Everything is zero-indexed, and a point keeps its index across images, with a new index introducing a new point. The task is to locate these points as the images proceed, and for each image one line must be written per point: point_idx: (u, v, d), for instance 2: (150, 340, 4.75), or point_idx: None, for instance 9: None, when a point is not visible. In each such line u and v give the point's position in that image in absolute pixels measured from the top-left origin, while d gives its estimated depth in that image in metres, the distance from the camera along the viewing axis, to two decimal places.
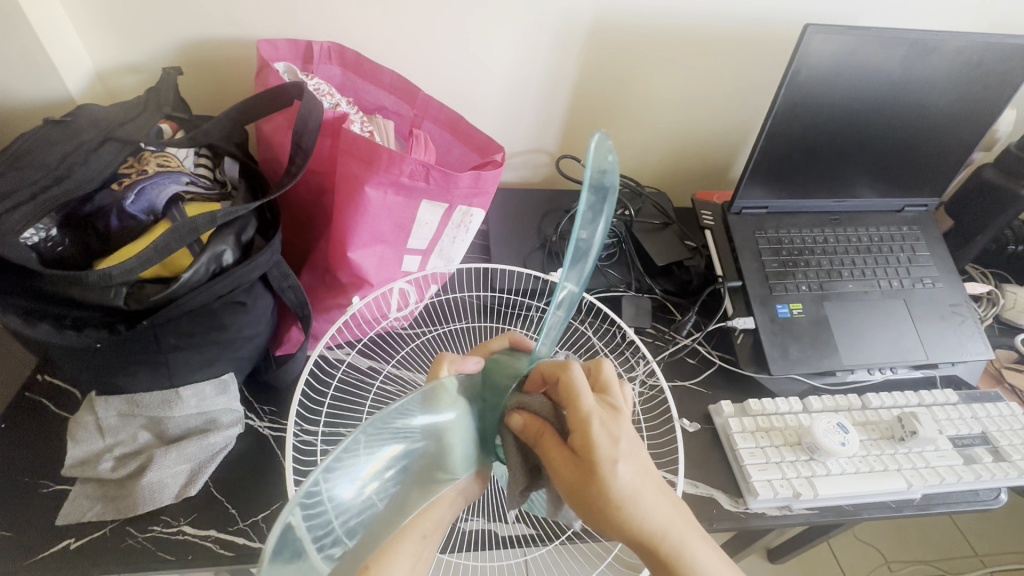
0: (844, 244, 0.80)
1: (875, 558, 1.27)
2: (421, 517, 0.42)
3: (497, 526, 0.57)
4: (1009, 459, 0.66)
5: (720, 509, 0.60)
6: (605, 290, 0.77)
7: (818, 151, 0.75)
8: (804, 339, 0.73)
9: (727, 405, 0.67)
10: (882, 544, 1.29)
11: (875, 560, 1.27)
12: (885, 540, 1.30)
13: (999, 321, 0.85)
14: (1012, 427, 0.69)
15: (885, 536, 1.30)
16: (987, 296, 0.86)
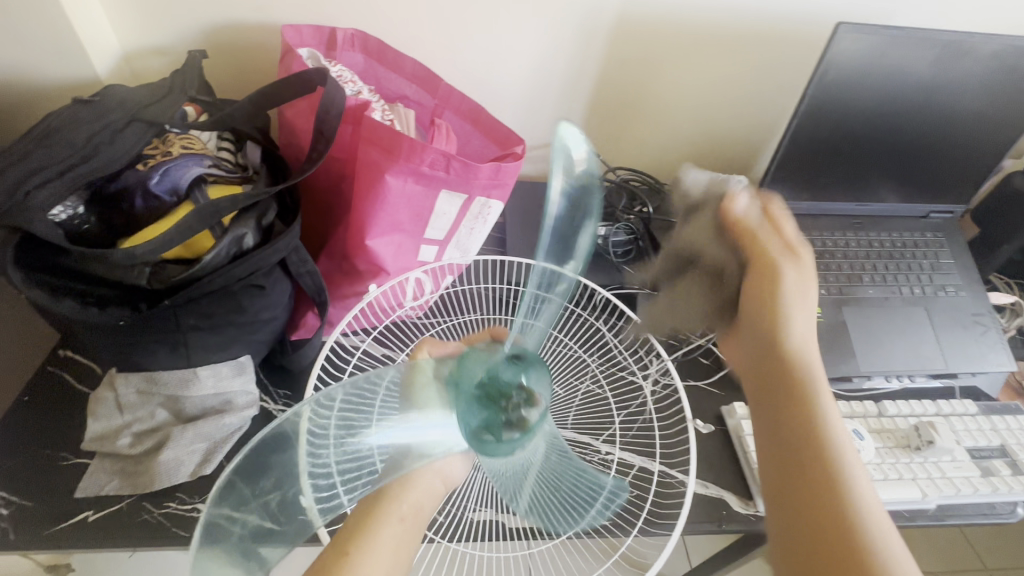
0: (865, 248, 0.79)
1: None
2: (401, 501, 0.43)
3: (507, 517, 0.57)
4: None
5: (730, 511, 0.60)
6: (620, 287, 0.78)
7: (843, 153, 0.74)
8: (821, 343, 0.72)
9: (739, 407, 0.66)
10: None
11: None
12: None
13: None
14: None
15: None
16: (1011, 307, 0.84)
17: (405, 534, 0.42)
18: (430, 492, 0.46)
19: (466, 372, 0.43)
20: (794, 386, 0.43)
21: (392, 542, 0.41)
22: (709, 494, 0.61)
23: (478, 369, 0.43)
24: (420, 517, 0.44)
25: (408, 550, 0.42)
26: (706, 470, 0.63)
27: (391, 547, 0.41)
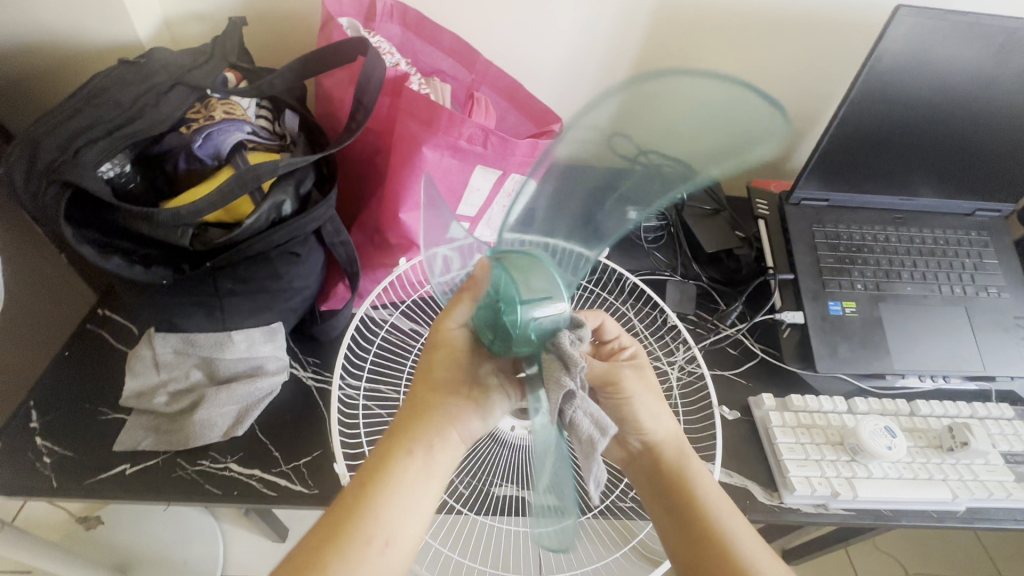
0: (906, 245, 0.77)
1: (896, 569, 1.24)
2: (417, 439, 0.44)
3: (529, 494, 0.58)
4: None
5: (754, 501, 0.60)
6: (650, 272, 0.77)
7: (891, 144, 0.71)
8: (855, 339, 0.70)
9: (768, 398, 0.66)
10: (904, 556, 1.26)
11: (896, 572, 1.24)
12: (907, 553, 1.27)
13: None
14: None
15: (908, 549, 1.27)
16: None
17: (423, 473, 0.43)
18: (447, 438, 0.47)
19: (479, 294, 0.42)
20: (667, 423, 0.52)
21: (410, 486, 0.43)
22: (733, 483, 0.61)
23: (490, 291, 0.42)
24: (438, 458, 0.45)
25: (424, 487, 0.43)
26: (731, 460, 0.62)
27: (408, 484, 0.42)
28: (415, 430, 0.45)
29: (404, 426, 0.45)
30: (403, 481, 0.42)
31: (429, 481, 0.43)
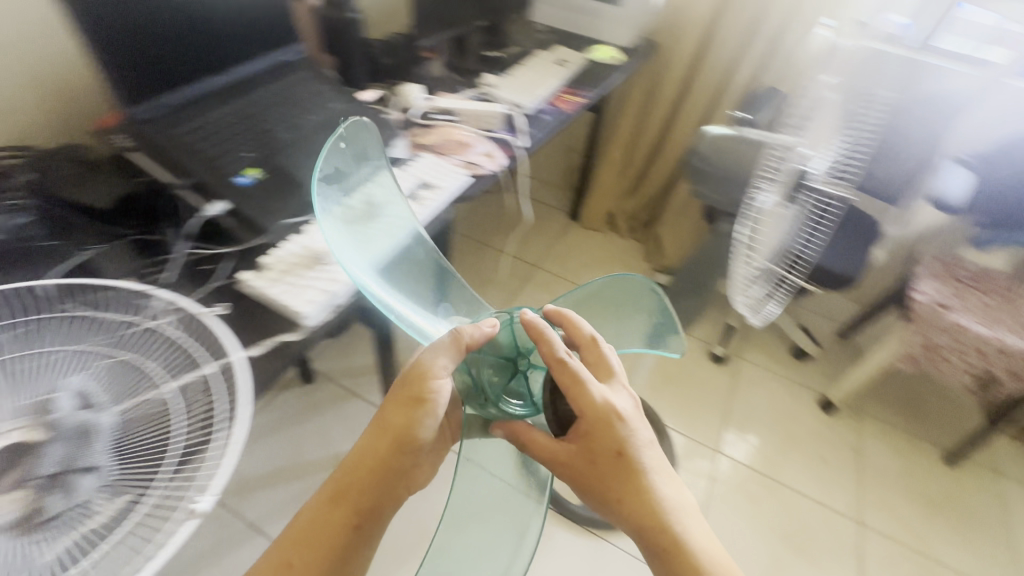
0: (254, 106, 0.94)
1: None
2: (366, 500, 0.58)
3: (88, 521, 0.45)
4: (437, 186, 0.97)
5: (289, 346, 0.69)
6: (66, 260, 0.71)
7: (158, 36, 0.81)
8: (269, 190, 0.83)
9: (243, 274, 0.73)
10: None
11: None
12: None
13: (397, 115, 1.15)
14: (430, 168, 1.00)
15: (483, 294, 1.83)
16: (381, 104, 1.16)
17: (357, 530, 0.57)
18: (397, 494, 0.60)
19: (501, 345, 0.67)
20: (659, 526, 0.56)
21: (339, 535, 0.56)
22: (263, 349, 0.69)
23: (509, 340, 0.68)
24: (372, 515, 0.58)
25: (353, 544, 0.57)
26: (255, 334, 0.70)
27: (341, 543, 0.56)
28: (360, 494, 0.58)
29: (354, 485, 0.58)
30: (333, 535, 0.56)
31: (358, 541, 0.57)
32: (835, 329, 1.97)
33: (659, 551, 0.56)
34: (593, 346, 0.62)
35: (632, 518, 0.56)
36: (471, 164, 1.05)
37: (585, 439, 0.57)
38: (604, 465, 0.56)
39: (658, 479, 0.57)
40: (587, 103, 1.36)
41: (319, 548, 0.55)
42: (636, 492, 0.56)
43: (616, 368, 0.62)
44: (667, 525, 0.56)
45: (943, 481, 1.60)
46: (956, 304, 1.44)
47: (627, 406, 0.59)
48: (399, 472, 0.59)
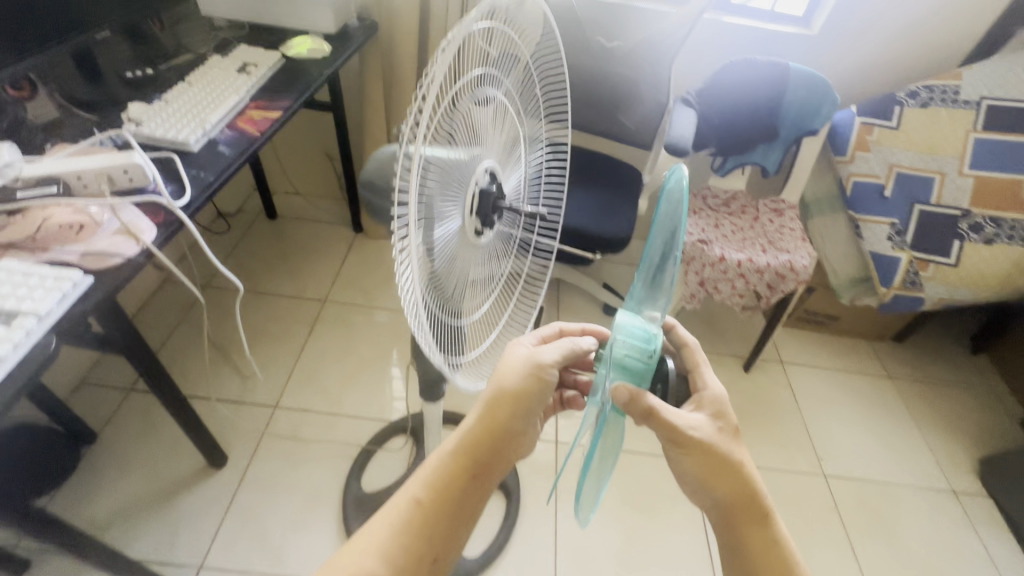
0: None
1: (276, 383, 1.53)
2: (478, 456, 0.64)
3: None
4: (21, 312, 0.64)
5: None
6: None
7: None
8: None
9: None
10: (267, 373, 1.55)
11: (276, 384, 1.53)
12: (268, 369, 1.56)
13: None
14: (9, 284, 0.67)
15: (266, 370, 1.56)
16: None
17: (473, 488, 0.64)
18: (506, 456, 0.65)
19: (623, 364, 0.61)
20: (747, 486, 0.69)
21: (458, 492, 0.63)
22: None
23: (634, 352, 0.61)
24: (485, 474, 0.64)
25: (469, 497, 0.64)
26: None
27: (456, 496, 0.63)
28: (473, 454, 0.64)
29: (470, 446, 0.64)
30: (451, 488, 0.63)
31: (472, 496, 0.64)
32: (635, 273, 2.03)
33: (743, 503, 0.69)
34: (688, 348, 0.80)
35: (722, 463, 0.69)
36: (96, 255, 0.74)
37: (706, 407, 0.73)
38: (719, 429, 0.72)
39: (743, 460, 0.69)
40: (282, 117, 1.09)
41: (435, 497, 0.63)
42: (730, 474, 0.68)
43: (701, 358, 0.79)
44: (754, 498, 0.69)
45: (745, 388, 1.76)
46: (714, 235, 1.52)
47: (702, 423, 0.70)
48: (506, 438, 0.65)
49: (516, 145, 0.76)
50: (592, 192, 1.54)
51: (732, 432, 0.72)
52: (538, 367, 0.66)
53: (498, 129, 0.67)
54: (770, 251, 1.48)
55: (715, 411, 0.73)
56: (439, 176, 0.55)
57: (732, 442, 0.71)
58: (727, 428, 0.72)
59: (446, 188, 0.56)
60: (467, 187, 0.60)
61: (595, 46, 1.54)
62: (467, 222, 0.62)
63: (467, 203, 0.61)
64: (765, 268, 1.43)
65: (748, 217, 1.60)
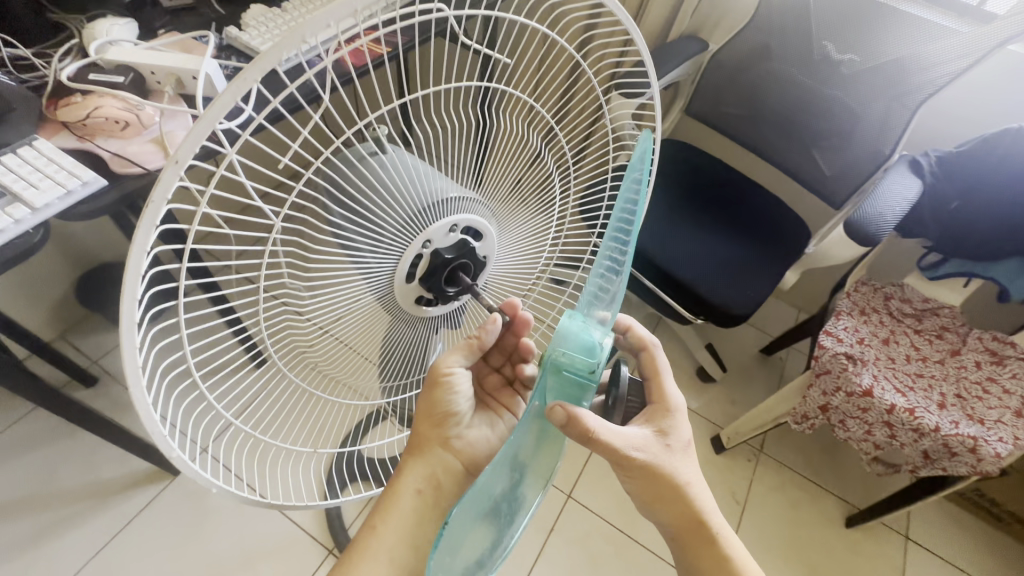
0: None
1: None
2: (411, 474, 0.53)
3: None
4: (24, 199, 0.65)
5: None
6: None
7: None
8: None
9: None
10: None
11: None
12: None
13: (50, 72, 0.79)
14: (34, 165, 0.68)
15: None
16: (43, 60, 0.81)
17: (429, 505, 0.53)
18: (448, 471, 0.54)
19: (566, 364, 0.43)
20: (690, 511, 0.52)
21: (410, 510, 0.53)
22: None
23: (576, 349, 0.43)
24: (439, 490, 0.54)
25: (428, 515, 0.53)
26: None
27: (408, 516, 0.52)
28: (409, 466, 0.54)
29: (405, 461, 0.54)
30: (394, 504, 0.52)
31: (429, 516, 0.53)
32: (758, 342, 1.61)
33: (691, 527, 0.53)
34: (650, 354, 0.58)
35: (664, 485, 0.51)
36: (123, 159, 0.72)
37: (646, 416, 0.55)
38: (667, 442, 0.53)
39: (693, 477, 0.52)
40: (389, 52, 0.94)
41: (390, 519, 0.52)
42: (675, 496, 0.52)
43: (662, 366, 0.57)
44: (704, 520, 0.53)
45: (838, 547, 1.31)
46: (874, 355, 1.09)
47: (647, 442, 0.51)
48: (443, 444, 0.55)
49: (542, 191, 0.57)
50: (728, 237, 1.18)
51: (673, 433, 0.53)
52: (447, 370, 0.54)
53: (490, 173, 0.50)
54: (950, 413, 1.02)
55: (661, 422, 0.54)
56: (357, 207, 0.40)
57: (673, 453, 0.52)
58: (667, 431, 0.53)
59: (372, 232, 0.42)
60: (409, 242, 0.44)
61: (816, 53, 1.12)
62: (397, 283, 0.47)
63: (404, 262, 0.45)
64: (928, 432, 0.99)
65: (941, 349, 1.12)
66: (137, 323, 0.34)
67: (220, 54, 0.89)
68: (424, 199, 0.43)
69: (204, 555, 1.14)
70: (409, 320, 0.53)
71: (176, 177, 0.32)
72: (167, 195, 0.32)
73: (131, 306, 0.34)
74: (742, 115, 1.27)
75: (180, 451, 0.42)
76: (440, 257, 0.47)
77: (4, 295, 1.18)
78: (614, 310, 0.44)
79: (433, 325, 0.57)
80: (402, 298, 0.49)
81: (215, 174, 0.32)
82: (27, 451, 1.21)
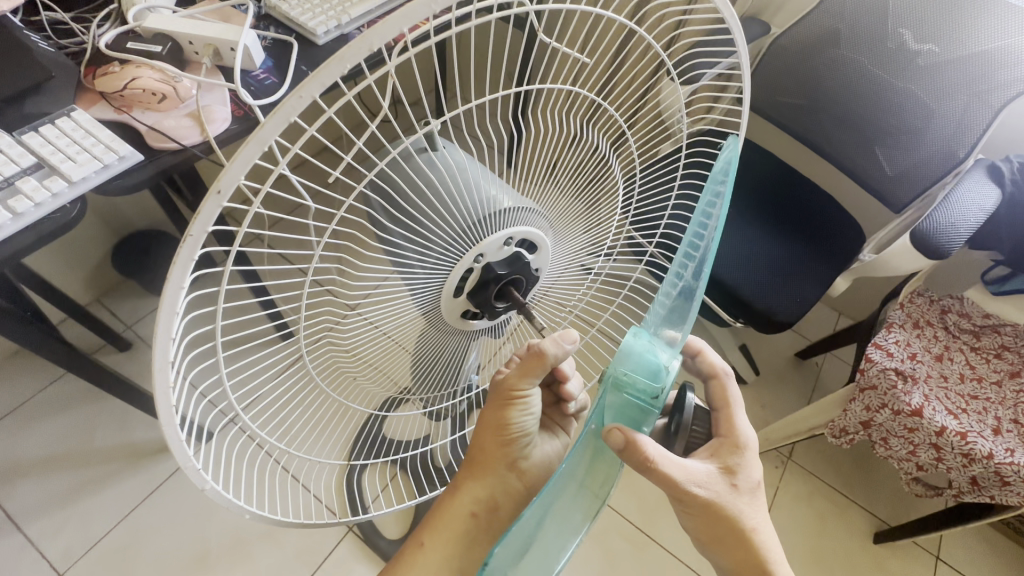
0: None
1: None
2: (468, 497, 0.50)
3: None
4: (60, 171, 0.64)
5: None
6: None
7: None
8: None
9: None
10: None
11: None
12: None
13: (88, 39, 0.77)
14: (69, 136, 0.66)
15: None
16: (81, 26, 0.79)
17: (483, 530, 0.50)
18: (506, 493, 0.50)
19: (627, 382, 0.42)
20: (750, 553, 0.49)
21: (461, 531, 0.50)
22: None
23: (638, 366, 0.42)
24: (495, 513, 0.50)
25: (480, 537, 0.51)
26: None
27: (462, 538, 0.50)
28: (467, 487, 0.50)
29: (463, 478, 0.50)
30: (445, 523, 0.50)
31: (480, 539, 0.51)
32: (795, 346, 1.54)
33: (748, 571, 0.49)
34: (722, 383, 0.56)
35: (724, 521, 0.49)
36: (159, 133, 0.70)
37: (714, 449, 0.51)
38: (733, 478, 0.49)
39: (759, 522, 0.50)
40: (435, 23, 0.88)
41: (440, 535, 0.50)
42: (735, 534, 0.49)
43: (733, 396, 0.55)
44: (767, 568, 0.49)
45: (863, 563, 1.27)
46: (926, 372, 1.02)
47: (714, 480, 0.48)
48: (506, 467, 0.50)
49: (603, 201, 0.53)
50: (778, 238, 1.11)
51: (743, 472, 0.50)
52: (519, 393, 0.49)
53: (548, 181, 0.47)
54: (1006, 440, 0.95)
55: (730, 458, 0.50)
56: (407, 218, 0.38)
57: (737, 494, 0.49)
58: (735, 470, 0.50)
59: (420, 246, 0.39)
60: (462, 254, 0.41)
61: (890, 42, 1.02)
62: (446, 297, 0.44)
63: (456, 275, 0.43)
64: (980, 459, 0.93)
65: (1000, 370, 1.04)
66: (171, 360, 0.32)
67: (259, 24, 0.86)
68: (478, 210, 0.40)
69: (231, 522, 1.17)
70: (451, 332, 0.51)
71: (220, 205, 0.28)
72: (209, 224, 0.28)
73: (166, 344, 0.31)
74: (801, 106, 1.18)
75: (212, 482, 0.41)
76: (492, 271, 0.45)
77: (44, 258, 1.20)
78: (684, 331, 0.39)
79: (475, 335, 0.55)
80: (450, 311, 0.47)
81: (265, 194, 0.29)
82: (64, 410, 1.25)
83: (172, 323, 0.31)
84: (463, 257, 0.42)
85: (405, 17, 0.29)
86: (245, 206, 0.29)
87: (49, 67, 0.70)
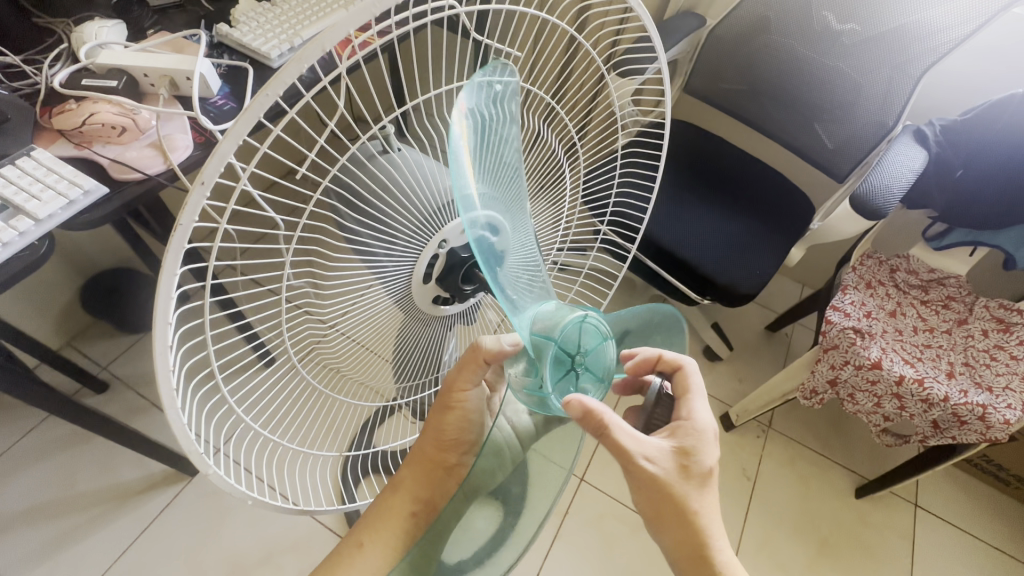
0: None
1: None
2: (410, 492, 0.56)
3: None
4: (26, 211, 0.64)
5: None
6: None
7: None
8: None
9: None
10: None
11: None
12: None
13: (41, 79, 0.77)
14: (31, 176, 0.67)
15: None
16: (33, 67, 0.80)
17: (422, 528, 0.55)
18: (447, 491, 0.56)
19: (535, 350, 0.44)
20: (697, 537, 0.51)
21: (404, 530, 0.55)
22: None
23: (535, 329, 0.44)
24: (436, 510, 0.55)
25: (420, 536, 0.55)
26: None
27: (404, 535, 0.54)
28: (411, 481, 0.56)
29: (407, 475, 0.56)
30: (385, 519, 0.55)
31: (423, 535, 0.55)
32: (763, 320, 1.61)
33: (690, 554, 0.51)
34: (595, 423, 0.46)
35: (657, 509, 0.51)
36: (122, 165, 0.71)
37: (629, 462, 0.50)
38: (655, 479, 0.50)
39: (704, 505, 0.51)
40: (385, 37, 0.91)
41: (379, 532, 0.54)
42: (682, 518, 0.51)
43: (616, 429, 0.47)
44: (705, 550, 0.51)
45: (846, 519, 1.33)
46: (881, 328, 1.09)
47: (665, 458, 0.50)
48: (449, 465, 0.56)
49: (552, 187, 0.57)
50: (731, 216, 1.17)
51: (670, 473, 0.50)
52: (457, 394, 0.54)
53: None
54: (959, 382, 1.02)
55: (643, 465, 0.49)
56: (370, 211, 0.41)
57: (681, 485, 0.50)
58: (659, 473, 0.50)
59: (385, 238, 0.42)
60: (426, 242, 0.44)
61: (816, 24, 1.09)
62: (415, 285, 0.47)
63: (421, 262, 0.46)
64: (937, 402, 1.00)
65: (948, 319, 1.12)
66: (169, 345, 0.35)
67: (212, 52, 0.88)
68: (436, 198, 0.43)
69: (227, 551, 1.16)
70: (425, 321, 0.54)
71: (203, 198, 0.31)
72: (195, 217, 0.31)
73: (165, 331, 0.34)
74: (741, 91, 1.25)
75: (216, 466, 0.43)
76: (456, 255, 0.48)
77: (10, 306, 1.18)
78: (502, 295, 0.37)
79: (447, 324, 0.58)
80: (421, 299, 0.50)
81: (241, 189, 0.31)
82: (44, 457, 1.23)
83: (167, 311, 0.33)
84: (425, 245, 0.45)
85: (353, 20, 0.32)
86: (224, 206, 0.32)
87: (4, 109, 0.71)
